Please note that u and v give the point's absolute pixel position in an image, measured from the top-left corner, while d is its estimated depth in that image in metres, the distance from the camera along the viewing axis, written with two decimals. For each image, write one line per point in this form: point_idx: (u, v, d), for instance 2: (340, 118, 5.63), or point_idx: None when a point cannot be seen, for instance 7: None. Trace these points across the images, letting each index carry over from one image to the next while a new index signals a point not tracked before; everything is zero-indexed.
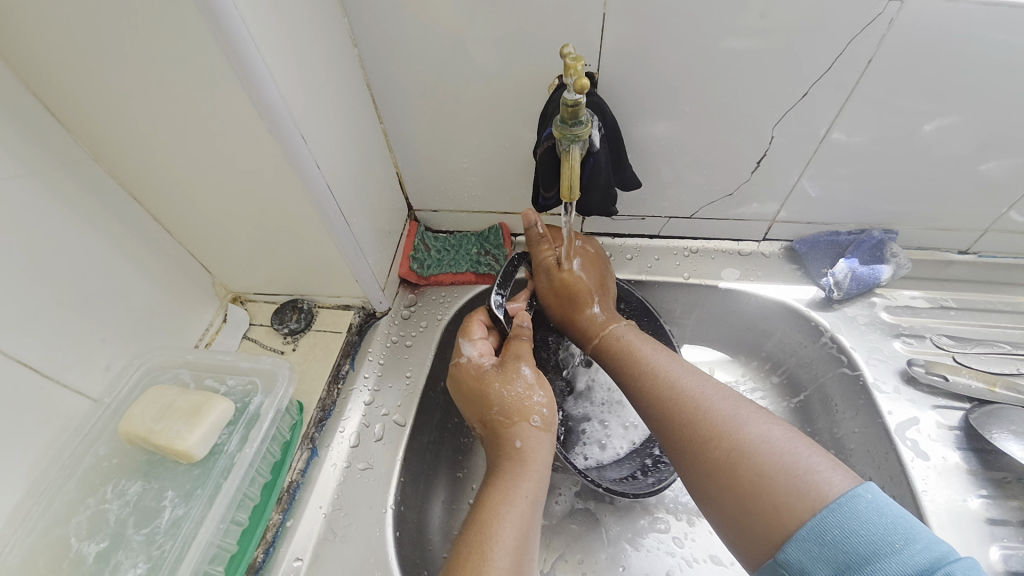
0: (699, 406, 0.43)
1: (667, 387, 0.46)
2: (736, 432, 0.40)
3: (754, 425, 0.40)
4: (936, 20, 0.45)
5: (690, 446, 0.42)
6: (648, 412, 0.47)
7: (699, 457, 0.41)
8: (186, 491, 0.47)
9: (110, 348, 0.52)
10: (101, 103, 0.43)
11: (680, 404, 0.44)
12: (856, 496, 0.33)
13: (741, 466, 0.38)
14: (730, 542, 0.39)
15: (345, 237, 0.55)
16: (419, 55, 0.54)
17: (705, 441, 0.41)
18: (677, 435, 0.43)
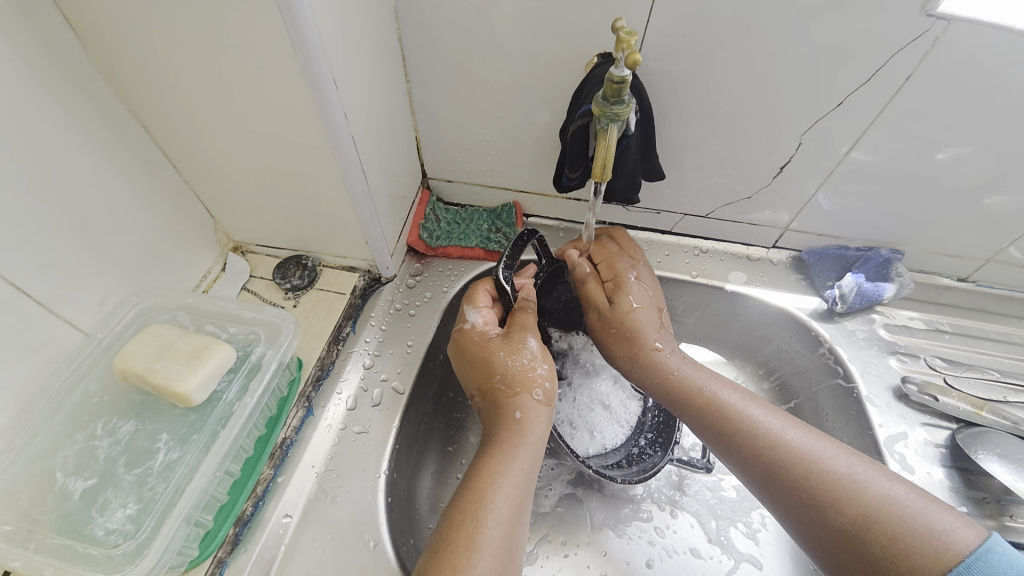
0: (807, 463, 0.44)
1: (767, 444, 0.46)
2: (857, 493, 0.41)
3: (872, 483, 0.41)
4: (980, 44, 0.45)
5: (811, 509, 0.42)
6: (751, 469, 0.47)
7: (824, 522, 0.41)
8: (182, 435, 0.45)
9: (105, 283, 0.50)
10: (120, 17, 0.40)
11: (787, 462, 0.45)
12: (991, 551, 0.35)
13: (871, 528, 0.39)
14: None
15: (363, 196, 0.53)
16: (457, 14, 0.51)
17: (828, 503, 0.42)
18: (791, 494, 0.44)
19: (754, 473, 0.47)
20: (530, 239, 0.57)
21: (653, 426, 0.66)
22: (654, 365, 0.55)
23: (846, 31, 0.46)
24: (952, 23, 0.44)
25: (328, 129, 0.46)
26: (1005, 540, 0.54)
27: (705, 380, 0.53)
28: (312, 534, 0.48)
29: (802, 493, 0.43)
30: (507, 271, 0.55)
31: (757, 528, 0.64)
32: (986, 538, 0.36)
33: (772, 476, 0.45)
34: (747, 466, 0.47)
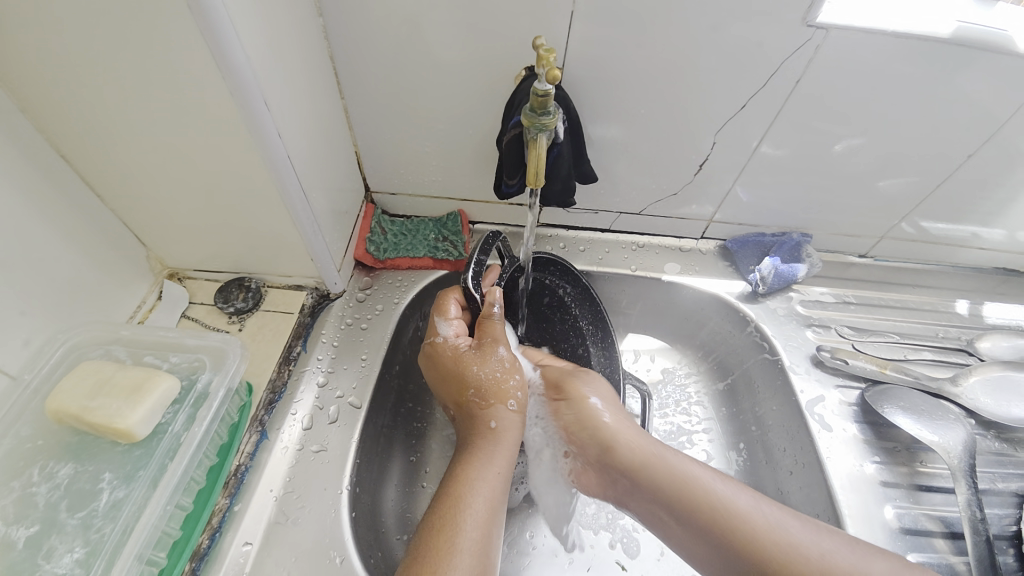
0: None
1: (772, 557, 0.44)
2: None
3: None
4: (850, 52, 0.52)
5: None
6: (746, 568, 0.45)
7: None
8: (127, 472, 0.44)
9: (30, 322, 0.47)
10: (37, 48, 0.38)
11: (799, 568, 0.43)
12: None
13: None
14: None
15: (305, 215, 0.54)
16: (386, 33, 0.53)
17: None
18: None
19: None
20: (495, 241, 0.58)
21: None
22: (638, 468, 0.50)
23: (744, 41, 0.52)
24: (831, 31, 0.50)
25: (264, 150, 0.46)
26: (917, 483, 0.62)
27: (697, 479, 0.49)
28: (275, 558, 0.48)
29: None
30: (474, 279, 0.55)
31: None
32: None
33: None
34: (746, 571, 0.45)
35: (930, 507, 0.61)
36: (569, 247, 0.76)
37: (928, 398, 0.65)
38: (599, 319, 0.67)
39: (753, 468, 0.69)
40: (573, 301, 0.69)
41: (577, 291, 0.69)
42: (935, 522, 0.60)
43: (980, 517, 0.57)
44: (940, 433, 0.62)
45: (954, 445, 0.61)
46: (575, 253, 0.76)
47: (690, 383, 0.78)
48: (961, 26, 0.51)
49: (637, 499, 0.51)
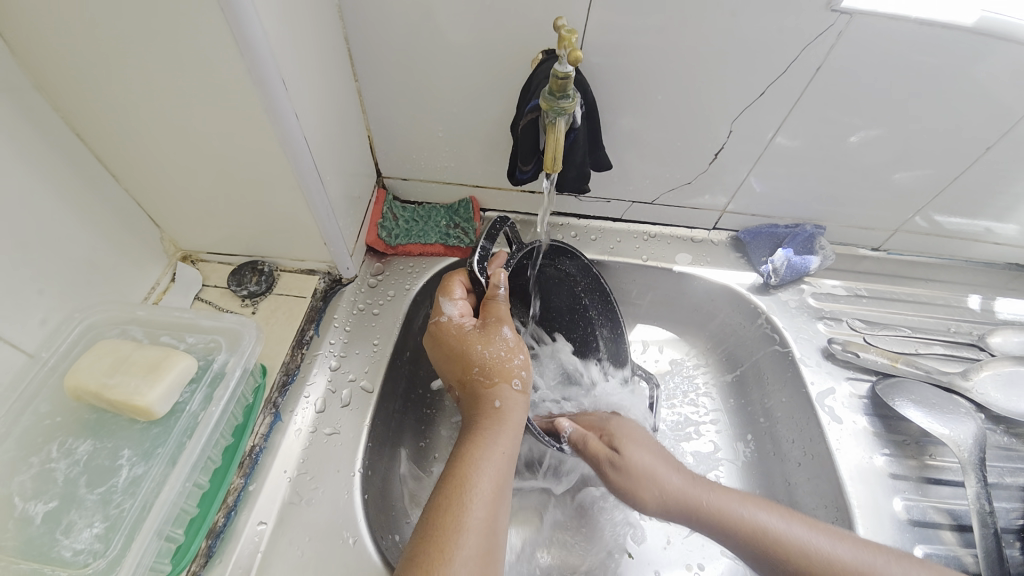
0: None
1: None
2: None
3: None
4: (872, 40, 0.51)
5: None
6: None
7: None
8: (145, 449, 0.44)
9: (47, 300, 0.48)
10: (54, 24, 0.38)
11: None
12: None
13: None
14: None
15: (319, 197, 0.53)
16: (402, 15, 0.53)
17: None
18: None
19: None
20: (503, 226, 0.57)
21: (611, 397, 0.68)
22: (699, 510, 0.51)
23: (765, 26, 0.51)
24: (854, 18, 0.49)
25: (279, 129, 0.46)
26: (926, 476, 0.62)
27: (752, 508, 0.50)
28: (290, 538, 0.48)
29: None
30: (479, 263, 0.55)
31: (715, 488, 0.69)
32: None
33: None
34: None
35: (939, 499, 0.61)
36: (580, 236, 0.76)
37: (946, 393, 0.65)
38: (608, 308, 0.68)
39: (760, 459, 0.70)
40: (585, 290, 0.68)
41: (590, 282, 0.68)
42: (943, 515, 0.60)
43: (988, 509, 0.57)
44: (950, 426, 0.62)
45: (964, 439, 0.61)
46: (587, 242, 0.75)
47: (698, 375, 0.78)
48: (987, 13, 0.50)
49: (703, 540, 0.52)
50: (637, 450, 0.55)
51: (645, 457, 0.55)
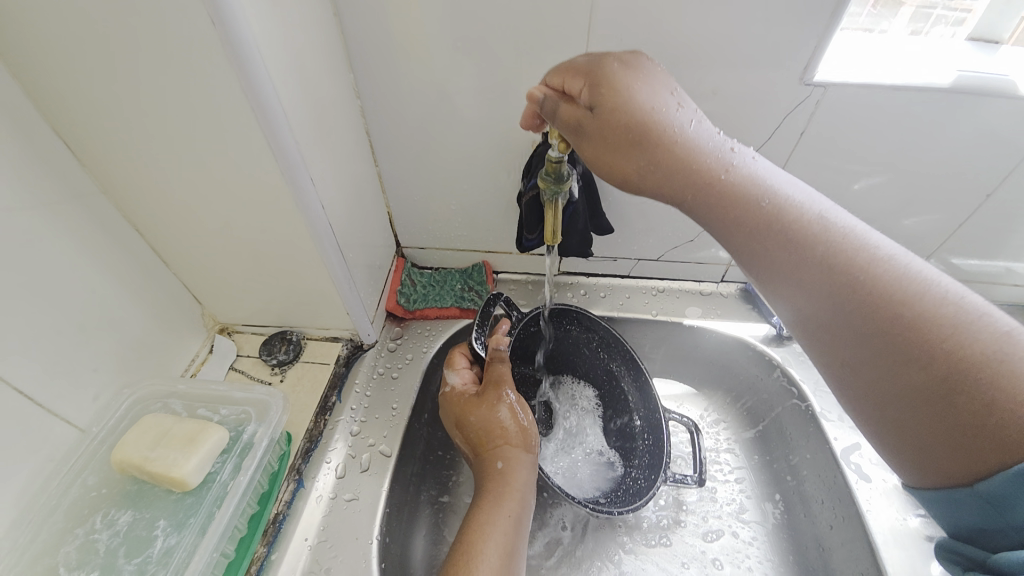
0: (910, 303, 0.36)
1: (866, 276, 0.37)
2: (961, 332, 0.34)
3: (972, 303, 0.35)
4: (851, 104, 0.55)
5: (853, 294, 0.37)
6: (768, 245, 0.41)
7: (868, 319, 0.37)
8: (178, 520, 0.47)
9: (100, 378, 0.53)
10: (125, 145, 0.46)
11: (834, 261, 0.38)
12: None
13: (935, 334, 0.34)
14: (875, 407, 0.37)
15: (342, 272, 0.58)
16: (416, 110, 0.60)
17: (919, 342, 0.35)
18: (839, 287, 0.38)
19: (789, 265, 0.40)
20: (497, 302, 0.65)
21: (643, 445, 0.65)
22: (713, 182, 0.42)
23: (746, 97, 0.55)
24: (827, 89, 0.53)
25: (307, 217, 0.51)
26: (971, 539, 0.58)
27: (771, 187, 0.42)
28: None
29: (889, 341, 0.36)
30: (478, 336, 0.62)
31: (744, 556, 0.65)
32: None
33: (832, 287, 0.38)
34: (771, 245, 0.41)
35: None
36: (590, 293, 0.78)
37: None
38: (631, 364, 0.68)
39: (790, 519, 0.66)
40: (602, 346, 0.69)
41: (604, 336, 0.69)
42: None
43: None
44: None
45: None
46: (596, 299, 0.78)
47: (720, 431, 0.76)
48: (962, 73, 0.53)
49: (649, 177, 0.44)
50: (655, 97, 0.43)
51: (664, 106, 0.43)
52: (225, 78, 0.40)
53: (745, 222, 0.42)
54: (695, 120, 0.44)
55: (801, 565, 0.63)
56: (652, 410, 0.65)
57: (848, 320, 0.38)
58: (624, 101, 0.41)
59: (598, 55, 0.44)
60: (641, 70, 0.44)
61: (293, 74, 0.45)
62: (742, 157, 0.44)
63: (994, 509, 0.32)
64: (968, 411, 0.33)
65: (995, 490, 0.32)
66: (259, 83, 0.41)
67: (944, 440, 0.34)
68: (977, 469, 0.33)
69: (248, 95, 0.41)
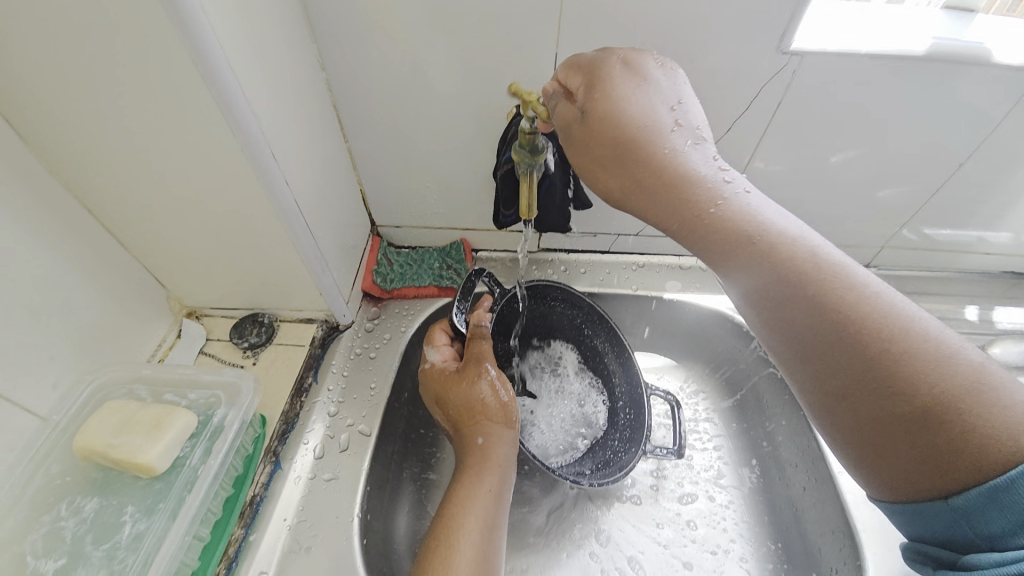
0: (895, 337, 0.37)
1: (851, 308, 0.38)
2: (941, 365, 0.35)
3: (951, 336, 0.37)
4: (828, 72, 0.54)
5: (838, 326, 0.38)
6: (756, 272, 0.41)
7: (850, 349, 0.38)
8: (148, 505, 0.46)
9: (60, 365, 0.51)
10: (69, 117, 0.43)
11: (821, 293, 0.39)
12: None
13: (917, 365, 0.35)
14: (851, 430, 0.38)
15: (313, 251, 0.57)
16: (385, 81, 0.57)
17: (903, 373, 0.36)
18: (825, 317, 0.39)
19: (774, 293, 0.41)
20: (480, 277, 0.62)
21: (625, 420, 0.66)
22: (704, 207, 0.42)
23: (724, 67, 0.54)
24: (804, 57, 0.52)
25: (272, 194, 0.49)
26: None
27: (763, 215, 0.42)
28: None
29: (872, 371, 0.37)
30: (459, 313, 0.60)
31: (721, 519, 0.67)
32: None
33: (817, 317, 0.39)
34: (758, 273, 0.41)
35: None
36: (570, 269, 0.78)
37: None
38: (613, 338, 0.68)
39: (766, 484, 0.68)
40: (584, 321, 0.69)
41: (587, 310, 0.68)
42: None
43: None
44: None
45: None
46: (577, 275, 0.77)
47: (698, 402, 0.76)
48: (938, 41, 0.52)
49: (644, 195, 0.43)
50: (653, 118, 0.42)
51: (657, 120, 0.43)
52: (170, 43, 0.37)
53: (732, 247, 0.42)
54: (689, 137, 0.44)
55: (775, 527, 0.65)
56: (635, 385, 0.66)
57: (833, 347, 0.38)
58: (619, 115, 0.42)
59: (603, 57, 0.44)
60: (641, 79, 0.43)
61: (246, 41, 0.42)
62: (736, 180, 0.44)
63: (962, 518, 0.34)
64: (946, 438, 0.34)
65: (966, 502, 0.33)
66: (209, 49, 0.38)
67: (918, 463, 0.35)
68: (947, 487, 0.34)
69: (197, 61, 0.38)
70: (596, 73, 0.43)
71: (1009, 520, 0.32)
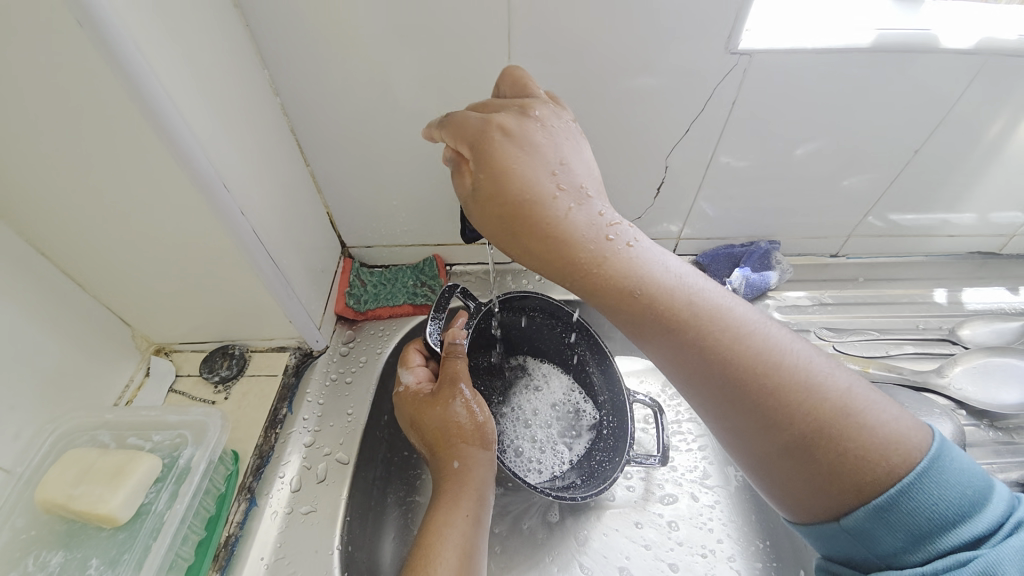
0: (773, 371, 0.37)
1: (733, 348, 0.38)
2: (814, 394, 0.36)
3: (825, 366, 0.38)
4: (778, 70, 0.55)
5: (722, 366, 0.38)
6: (644, 320, 0.41)
7: (733, 387, 0.38)
8: (112, 557, 0.45)
9: (21, 415, 0.49)
10: (10, 163, 0.42)
11: (705, 334, 0.39)
12: (919, 492, 0.33)
13: (793, 398, 0.37)
14: (744, 457, 0.40)
15: (277, 281, 0.56)
16: (342, 102, 0.57)
17: (781, 413, 0.37)
18: (711, 360, 0.39)
19: (663, 339, 0.40)
20: (452, 294, 0.62)
21: (609, 429, 0.65)
22: (594, 259, 0.40)
23: (677, 69, 0.54)
24: (753, 56, 0.53)
25: (227, 227, 0.48)
26: None
27: (652, 258, 0.42)
28: None
29: (756, 408, 0.37)
30: (433, 334, 0.60)
31: (707, 520, 0.66)
32: (926, 448, 0.34)
33: (702, 358, 0.39)
34: (648, 320, 0.40)
35: None
36: (545, 278, 0.78)
37: (943, 385, 0.65)
38: (594, 348, 0.67)
39: (752, 481, 0.68)
40: (563, 332, 0.68)
41: (567, 321, 0.67)
42: None
43: None
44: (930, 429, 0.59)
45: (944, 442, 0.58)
46: (552, 284, 0.77)
47: (681, 403, 0.76)
48: (883, 32, 0.53)
49: (537, 255, 0.41)
50: (538, 180, 0.40)
51: (545, 184, 0.40)
52: (106, 83, 0.37)
53: (624, 296, 0.41)
54: (577, 197, 0.41)
55: (763, 524, 0.65)
56: (616, 393, 0.64)
57: (724, 390, 0.38)
58: (505, 190, 0.40)
59: (484, 122, 0.41)
60: (526, 134, 0.41)
61: (190, 74, 0.42)
62: (624, 228, 0.42)
63: (857, 539, 0.35)
64: (826, 464, 0.35)
65: (857, 523, 0.34)
66: (148, 86, 0.38)
67: (806, 490, 0.36)
68: (841, 510, 0.35)
69: (137, 101, 0.38)
70: (475, 140, 0.41)
71: (901, 539, 0.33)
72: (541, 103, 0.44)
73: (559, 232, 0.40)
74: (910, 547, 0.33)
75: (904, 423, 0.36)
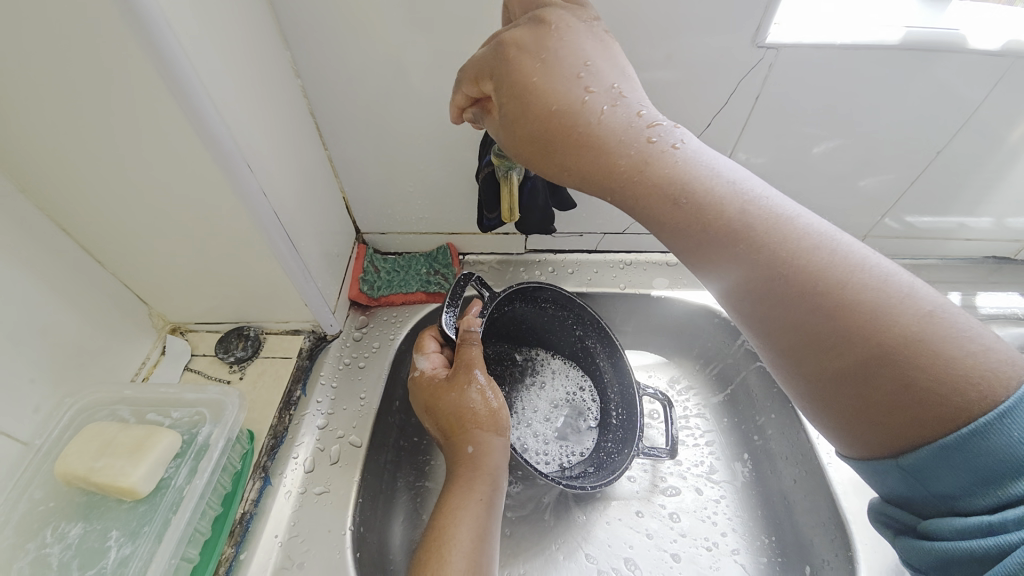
0: (838, 289, 0.35)
1: (794, 263, 0.36)
2: (885, 316, 0.34)
3: (900, 281, 0.35)
4: (803, 66, 0.54)
5: (781, 282, 0.36)
6: (693, 238, 0.39)
7: (793, 302, 0.36)
8: (132, 528, 0.46)
9: (40, 389, 0.50)
10: (34, 136, 0.42)
11: (765, 248, 0.37)
12: (993, 433, 0.30)
13: (861, 318, 0.34)
14: (799, 381, 0.38)
15: (295, 263, 0.56)
16: (363, 85, 0.56)
17: (846, 330, 0.34)
18: (768, 276, 0.37)
19: (716, 254, 0.38)
20: (468, 281, 0.61)
21: (619, 421, 0.66)
22: (639, 172, 0.39)
23: (700, 62, 0.54)
24: (780, 50, 0.53)
25: (249, 207, 0.48)
26: None
27: (704, 170, 0.39)
28: None
29: (817, 327, 0.35)
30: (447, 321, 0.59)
31: (712, 513, 0.67)
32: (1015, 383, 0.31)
33: (758, 274, 0.37)
34: (699, 237, 0.39)
35: None
36: (558, 270, 0.78)
37: None
38: (604, 340, 0.67)
39: (758, 477, 0.68)
40: (575, 323, 0.69)
41: (578, 314, 0.68)
42: None
43: None
44: None
45: None
46: (565, 276, 0.77)
47: (689, 398, 0.77)
48: (911, 30, 0.52)
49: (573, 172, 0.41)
50: (562, 92, 0.39)
51: (570, 95, 0.39)
52: (135, 58, 0.37)
53: (671, 214, 0.39)
54: (609, 98, 0.39)
55: (768, 518, 0.65)
56: (625, 385, 0.66)
57: (781, 307, 0.37)
58: (526, 111, 0.39)
59: (495, 48, 0.41)
60: (544, 46, 0.39)
61: (215, 51, 0.42)
62: (668, 129, 0.40)
63: (912, 477, 0.34)
64: (890, 392, 0.33)
65: (917, 462, 0.33)
66: (176, 64, 0.38)
67: (867, 417, 0.35)
68: (902, 444, 0.34)
69: (166, 78, 0.38)
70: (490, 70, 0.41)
71: (965, 482, 0.32)
72: (559, 10, 0.41)
73: (593, 134, 0.39)
74: (975, 491, 0.31)
75: (991, 355, 0.32)
